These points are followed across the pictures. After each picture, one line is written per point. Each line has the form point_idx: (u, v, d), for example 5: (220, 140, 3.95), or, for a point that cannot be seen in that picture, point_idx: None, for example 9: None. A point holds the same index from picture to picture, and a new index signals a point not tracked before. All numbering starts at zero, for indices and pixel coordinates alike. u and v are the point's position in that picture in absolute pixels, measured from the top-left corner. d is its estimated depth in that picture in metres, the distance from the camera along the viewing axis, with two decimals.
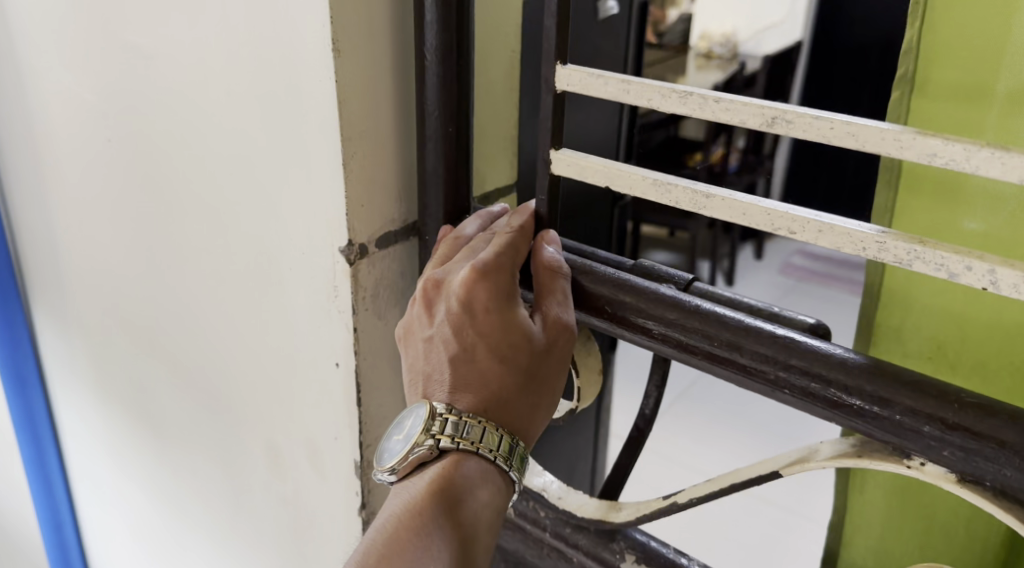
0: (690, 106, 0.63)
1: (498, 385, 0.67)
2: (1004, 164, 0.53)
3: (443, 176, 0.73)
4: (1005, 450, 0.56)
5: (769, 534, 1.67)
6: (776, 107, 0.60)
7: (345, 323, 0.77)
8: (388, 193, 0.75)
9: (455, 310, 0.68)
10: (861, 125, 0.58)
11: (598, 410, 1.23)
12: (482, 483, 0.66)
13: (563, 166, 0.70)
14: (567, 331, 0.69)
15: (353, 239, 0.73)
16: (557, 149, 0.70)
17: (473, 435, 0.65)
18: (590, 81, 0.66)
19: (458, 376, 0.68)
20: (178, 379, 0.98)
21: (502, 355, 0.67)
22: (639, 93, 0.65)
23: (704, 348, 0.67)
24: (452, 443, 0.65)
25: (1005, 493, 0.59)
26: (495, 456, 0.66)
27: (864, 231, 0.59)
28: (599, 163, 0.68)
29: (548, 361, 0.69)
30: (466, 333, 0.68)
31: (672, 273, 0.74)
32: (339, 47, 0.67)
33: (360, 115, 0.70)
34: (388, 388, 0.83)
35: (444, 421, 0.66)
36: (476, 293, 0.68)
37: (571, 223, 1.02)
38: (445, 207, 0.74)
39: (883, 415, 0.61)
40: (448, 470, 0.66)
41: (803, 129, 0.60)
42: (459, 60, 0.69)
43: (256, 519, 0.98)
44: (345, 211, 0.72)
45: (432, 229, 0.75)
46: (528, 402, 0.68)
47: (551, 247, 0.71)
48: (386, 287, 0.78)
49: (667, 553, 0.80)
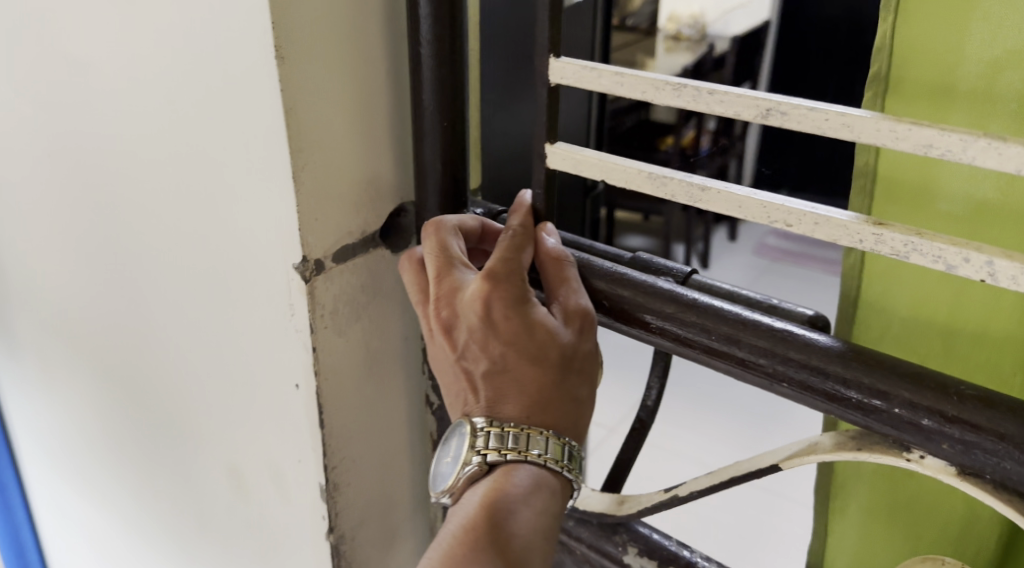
0: (683, 98, 0.61)
1: (536, 387, 0.65)
2: (1000, 155, 0.52)
3: (441, 170, 0.72)
4: (1005, 444, 0.54)
5: (753, 517, 1.66)
6: (771, 98, 0.58)
7: (303, 343, 0.74)
8: (344, 206, 0.72)
9: (477, 327, 0.66)
10: (857, 117, 0.56)
11: None
12: (535, 492, 0.64)
13: (555, 160, 0.69)
14: (588, 317, 0.68)
15: (308, 255, 0.70)
16: (553, 142, 0.69)
17: (520, 444, 0.64)
18: (582, 74, 0.64)
19: (495, 391, 0.66)
20: (132, 394, 0.95)
21: (533, 357, 0.66)
22: (632, 85, 0.63)
23: (702, 342, 0.65)
24: (501, 456, 0.64)
25: (1005, 485, 0.57)
26: (545, 460, 0.65)
27: (860, 223, 0.57)
28: (594, 156, 0.66)
29: (580, 351, 0.67)
30: (492, 347, 0.66)
31: (668, 265, 0.72)
32: (283, 54, 0.64)
33: (312, 125, 0.67)
34: (355, 405, 0.80)
35: (487, 435, 0.64)
36: (492, 304, 0.66)
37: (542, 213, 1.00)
38: (440, 203, 0.73)
39: (882, 409, 0.58)
40: (504, 483, 0.64)
41: (800, 121, 0.58)
42: (452, 49, 0.68)
43: (209, 519, 0.95)
44: (297, 226, 0.69)
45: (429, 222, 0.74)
46: (568, 397, 0.66)
47: (551, 238, 0.70)
48: (347, 303, 0.76)
49: (670, 547, 0.78)
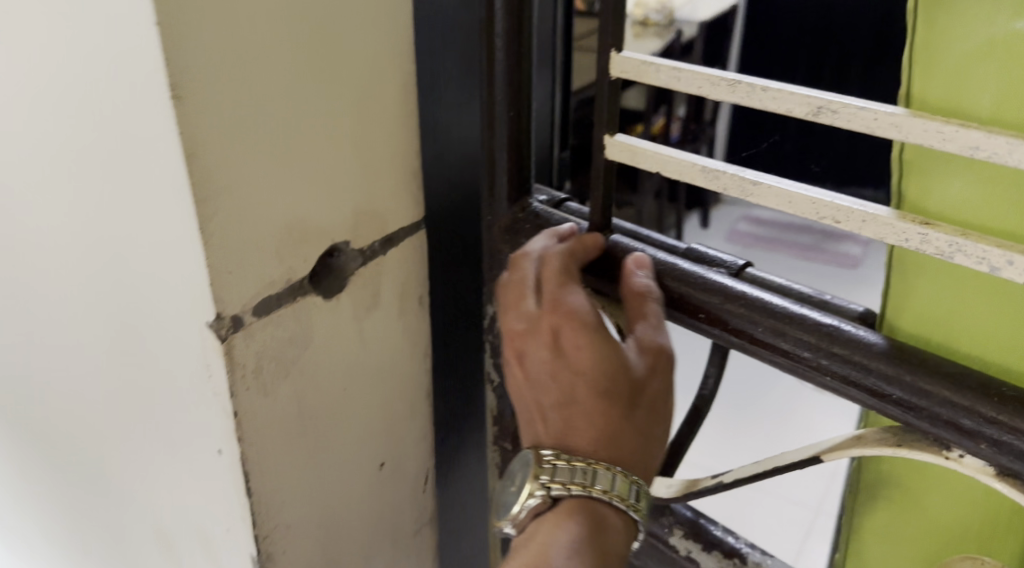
0: (734, 96, 0.58)
1: (605, 419, 0.63)
2: None
3: (508, 156, 0.70)
4: None
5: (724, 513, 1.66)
6: (823, 96, 0.55)
7: (223, 408, 0.65)
8: (263, 253, 0.64)
9: (551, 355, 0.66)
10: (908, 119, 0.53)
11: None
12: (598, 532, 0.61)
13: (615, 151, 0.66)
14: (665, 352, 0.65)
15: (222, 312, 0.62)
16: (611, 135, 0.66)
17: (584, 478, 0.61)
18: (640, 69, 0.62)
19: (564, 424, 0.64)
20: (46, 437, 0.88)
21: (602, 389, 0.64)
22: (688, 80, 0.60)
23: (749, 333, 0.63)
24: (565, 490, 0.61)
25: None
26: (611, 497, 0.61)
27: (906, 222, 0.55)
28: (648, 149, 0.64)
29: (654, 388, 0.65)
30: (565, 378, 0.65)
31: (716, 258, 0.67)
32: (180, 91, 0.54)
33: (223, 166, 0.58)
34: (289, 464, 0.72)
35: (553, 467, 0.62)
36: (566, 332, 0.65)
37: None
38: (511, 188, 0.72)
39: (921, 406, 0.57)
40: (565, 521, 0.61)
41: (848, 120, 0.55)
42: (521, 47, 0.67)
43: (117, 549, 0.90)
44: (208, 283, 0.60)
45: (496, 207, 0.73)
46: (637, 433, 0.64)
47: (642, 272, 0.66)
48: (269, 358, 0.67)
49: (714, 530, 0.75)
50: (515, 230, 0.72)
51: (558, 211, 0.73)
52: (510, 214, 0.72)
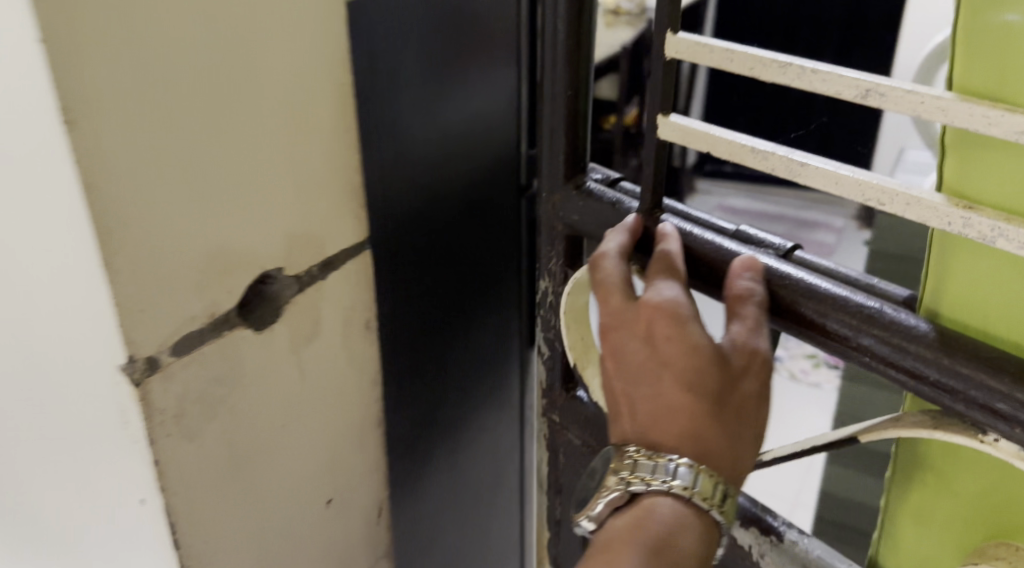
0: (786, 77, 0.67)
1: (691, 420, 0.69)
2: None
3: (563, 132, 0.84)
4: None
5: None
6: (872, 81, 0.64)
7: (143, 453, 0.72)
8: (177, 287, 0.71)
9: (641, 347, 0.73)
10: (952, 101, 0.61)
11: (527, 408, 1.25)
12: (676, 527, 0.68)
13: (664, 128, 0.76)
14: (758, 353, 0.72)
15: (134, 354, 0.68)
16: (667, 115, 0.76)
17: (664, 476, 0.68)
18: (695, 49, 0.71)
19: (661, 423, 0.70)
20: None
21: (688, 386, 0.70)
22: (740, 59, 0.69)
23: (808, 315, 0.71)
24: (642, 486, 0.68)
25: None
26: (693, 495, 0.67)
27: (948, 205, 0.63)
28: (700, 128, 0.74)
29: (751, 382, 0.71)
30: (659, 374, 0.72)
31: (762, 239, 0.77)
32: (74, 120, 0.60)
33: (128, 202, 0.65)
34: (218, 497, 0.80)
35: (635, 461, 0.70)
36: (656, 324, 0.72)
37: (465, 230, 1.02)
38: (567, 165, 0.86)
39: (955, 389, 0.65)
40: (644, 518, 0.69)
41: (895, 102, 0.63)
42: (578, 40, 0.80)
43: None
44: (116, 323, 0.67)
45: (552, 186, 0.88)
46: (723, 432, 0.69)
47: (745, 277, 0.73)
48: (195, 400, 0.75)
49: (767, 517, 0.85)
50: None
51: (609, 188, 0.86)
52: (565, 190, 0.87)
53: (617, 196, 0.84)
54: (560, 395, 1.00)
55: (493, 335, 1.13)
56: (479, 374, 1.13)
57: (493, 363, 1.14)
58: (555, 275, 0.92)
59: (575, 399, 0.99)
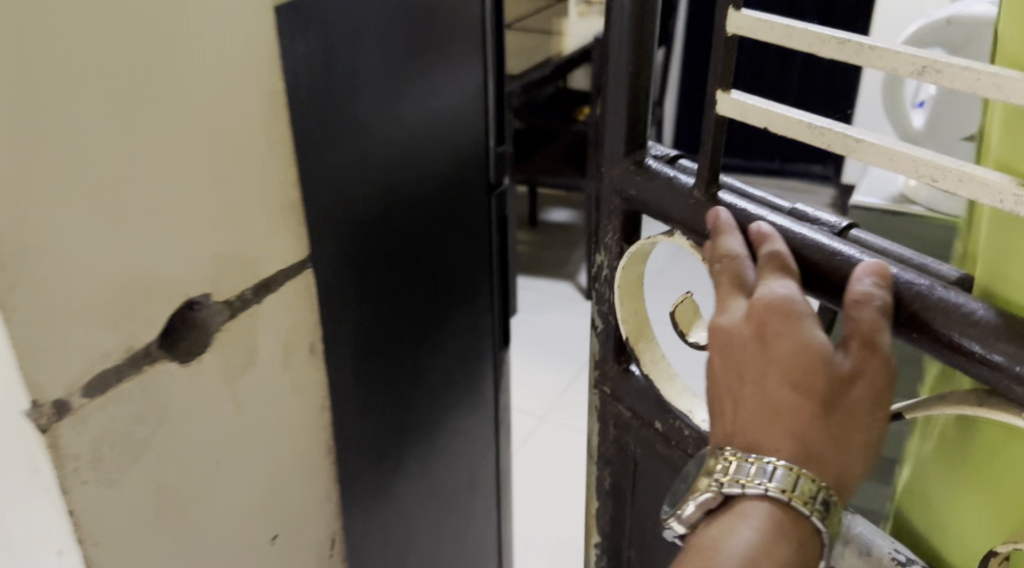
0: (844, 54, 0.53)
1: (795, 420, 0.54)
2: None
3: (624, 112, 0.67)
4: None
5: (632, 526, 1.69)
6: (927, 54, 0.50)
7: (58, 506, 0.62)
8: (94, 318, 0.61)
9: (745, 346, 0.56)
10: (1013, 77, 0.47)
11: (496, 394, 1.23)
12: (777, 535, 0.54)
13: (724, 108, 0.61)
14: (883, 360, 0.53)
15: (38, 398, 0.58)
16: (726, 90, 0.60)
17: (755, 474, 0.54)
18: (758, 26, 0.57)
19: (756, 422, 0.56)
20: None
21: (796, 385, 0.54)
22: (800, 38, 0.55)
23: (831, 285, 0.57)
24: (738, 489, 0.54)
25: None
26: (789, 498, 0.53)
27: (1002, 181, 0.49)
28: (759, 105, 0.59)
29: (869, 390, 0.53)
30: (758, 378, 0.55)
31: (815, 217, 0.61)
32: None
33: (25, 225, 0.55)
34: (151, 546, 0.70)
35: (728, 464, 0.55)
36: (764, 320, 0.55)
37: (426, 232, 0.98)
38: (626, 139, 0.68)
39: (1005, 367, 0.50)
40: (736, 523, 0.55)
41: (951, 81, 0.50)
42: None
43: None
44: (16, 363, 0.57)
45: (610, 162, 0.70)
46: (832, 439, 0.54)
47: (866, 279, 0.54)
48: (113, 442, 0.65)
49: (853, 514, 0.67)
50: (625, 186, 0.69)
51: (672, 167, 0.68)
52: (623, 164, 0.69)
53: (679, 173, 0.67)
54: (611, 366, 0.79)
55: (463, 334, 1.12)
56: (449, 379, 1.10)
57: (467, 359, 1.14)
58: (610, 248, 0.73)
59: (627, 374, 0.78)
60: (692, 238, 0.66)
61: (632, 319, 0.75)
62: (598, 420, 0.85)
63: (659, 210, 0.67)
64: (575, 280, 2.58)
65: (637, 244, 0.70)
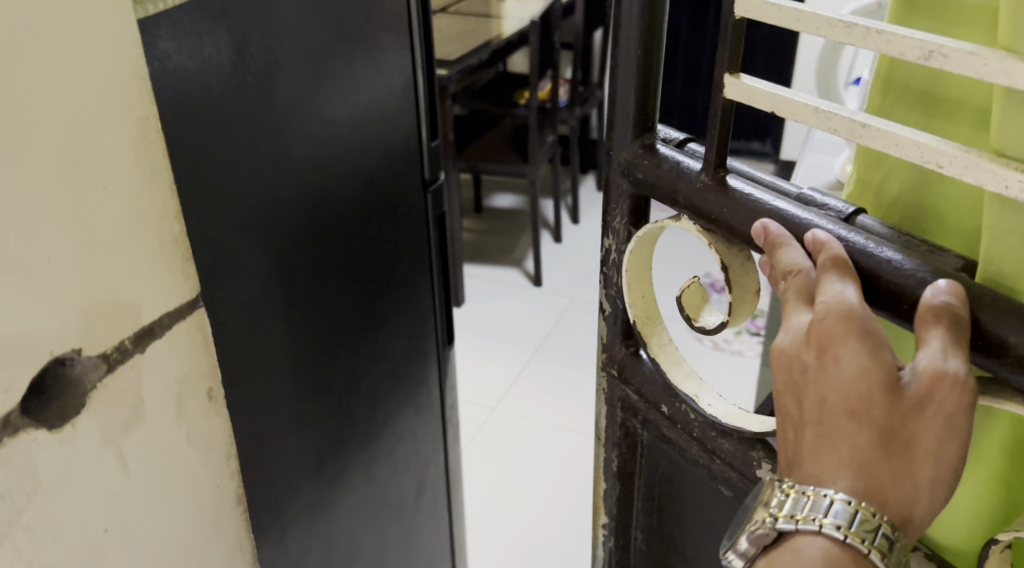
0: (850, 41, 0.45)
1: (855, 452, 0.46)
2: None
3: (633, 95, 0.58)
4: None
5: (581, 509, 1.69)
6: (937, 38, 0.43)
7: None
8: None
9: (801, 366, 0.48)
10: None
11: (441, 393, 1.20)
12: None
13: (732, 93, 0.52)
14: (954, 386, 0.43)
15: None
16: (735, 75, 0.52)
17: (809, 509, 0.46)
18: (763, 10, 0.49)
19: (811, 452, 0.47)
20: None
21: (855, 412, 0.45)
22: (808, 22, 0.47)
23: None
24: (791, 525, 0.47)
25: None
26: (845, 535, 0.45)
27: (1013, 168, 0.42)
28: (766, 91, 0.50)
29: (940, 419, 0.44)
30: (816, 404, 0.47)
31: (822, 202, 0.52)
32: None
33: None
34: None
35: (783, 498, 0.48)
36: (823, 339, 0.46)
37: (359, 236, 0.95)
38: (635, 118, 0.58)
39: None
40: (792, 563, 0.47)
41: (959, 67, 0.42)
42: None
43: None
44: None
45: (618, 140, 0.60)
46: (898, 474, 0.45)
47: (939, 298, 0.44)
48: None
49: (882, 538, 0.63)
50: (632, 168, 0.59)
51: (682, 153, 0.58)
52: (632, 148, 0.59)
53: (691, 159, 0.57)
54: (618, 350, 0.68)
55: (405, 335, 1.08)
56: (392, 382, 1.07)
57: (409, 359, 1.10)
58: (618, 233, 0.63)
59: (636, 359, 0.67)
60: (699, 224, 0.56)
61: (640, 303, 0.63)
62: (605, 401, 0.73)
63: (665, 193, 0.57)
64: (523, 267, 2.56)
65: (644, 227, 0.60)
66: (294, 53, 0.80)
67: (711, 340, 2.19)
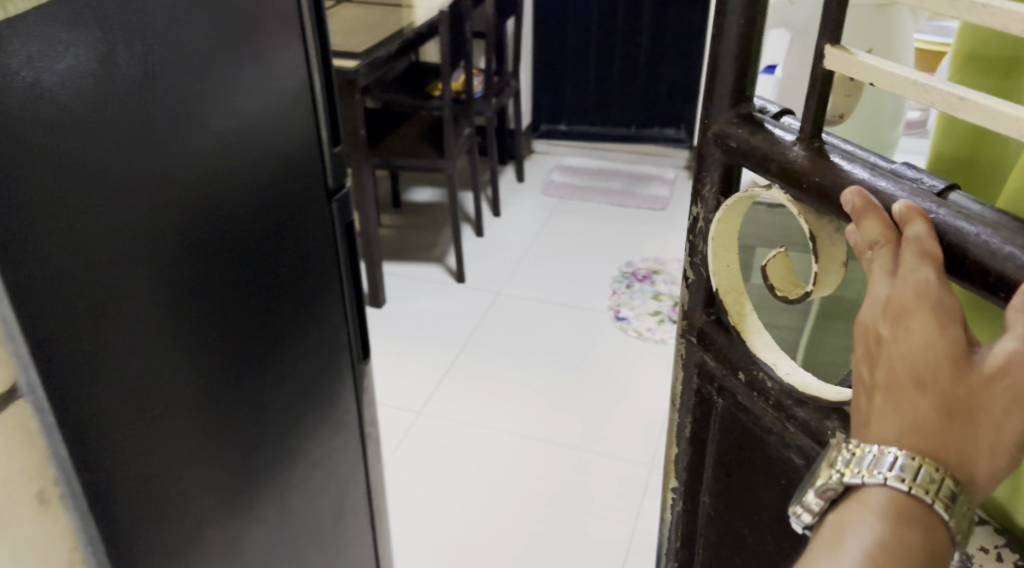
0: (957, 13, 0.49)
1: (921, 417, 0.48)
2: None
3: (733, 68, 0.61)
4: None
5: (513, 507, 1.67)
6: None
7: None
8: None
9: (880, 331, 0.50)
10: None
11: (360, 409, 1.14)
12: (904, 523, 0.48)
13: (832, 63, 0.55)
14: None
15: None
16: (834, 44, 0.55)
17: (874, 463, 0.49)
18: None
19: (879, 413, 0.50)
20: None
21: (922, 380, 0.48)
22: None
23: None
24: (856, 479, 0.49)
25: None
26: (908, 487, 0.47)
27: None
28: (868, 62, 0.53)
29: (1011, 393, 0.46)
30: (887, 369, 0.50)
31: (916, 176, 0.53)
32: None
33: None
34: None
35: (849, 455, 0.51)
36: (905, 307, 0.49)
37: (265, 246, 0.89)
38: (732, 88, 0.62)
39: None
40: (859, 513, 0.49)
41: None
42: None
43: None
44: None
45: (717, 109, 0.63)
46: (964, 441, 0.48)
47: None
48: None
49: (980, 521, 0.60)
50: (725, 136, 0.62)
51: (780, 124, 0.60)
52: (727, 117, 0.62)
53: (785, 130, 0.59)
54: (699, 317, 0.71)
55: (314, 349, 1.01)
56: (303, 404, 1.01)
57: (321, 372, 1.04)
58: (707, 201, 0.66)
59: (716, 326, 0.69)
60: (790, 193, 0.58)
61: (724, 272, 0.66)
62: (681, 366, 0.75)
63: (756, 161, 0.60)
64: (444, 263, 2.50)
65: (731, 198, 0.62)
66: (178, 61, 0.73)
67: (635, 329, 2.18)
